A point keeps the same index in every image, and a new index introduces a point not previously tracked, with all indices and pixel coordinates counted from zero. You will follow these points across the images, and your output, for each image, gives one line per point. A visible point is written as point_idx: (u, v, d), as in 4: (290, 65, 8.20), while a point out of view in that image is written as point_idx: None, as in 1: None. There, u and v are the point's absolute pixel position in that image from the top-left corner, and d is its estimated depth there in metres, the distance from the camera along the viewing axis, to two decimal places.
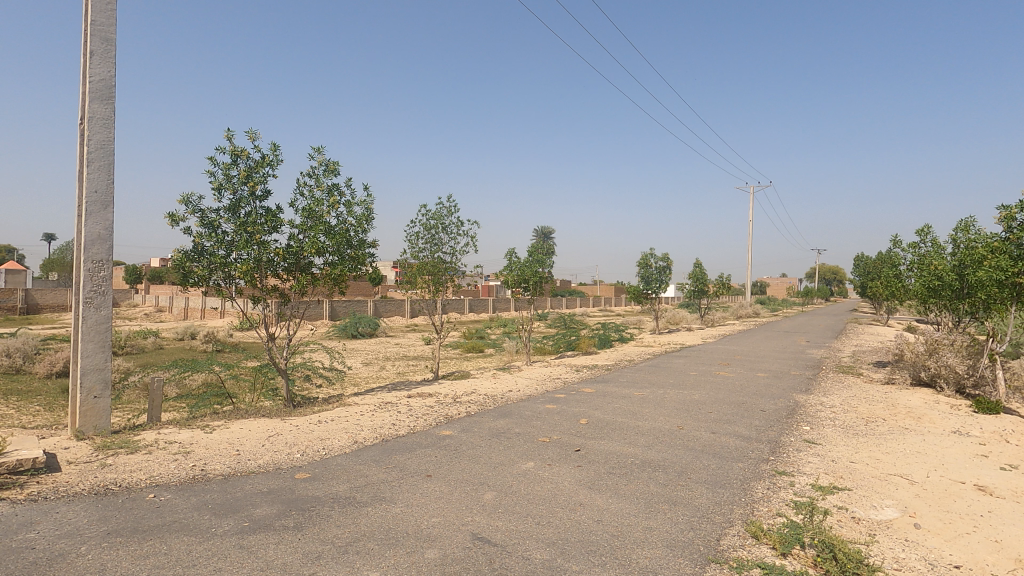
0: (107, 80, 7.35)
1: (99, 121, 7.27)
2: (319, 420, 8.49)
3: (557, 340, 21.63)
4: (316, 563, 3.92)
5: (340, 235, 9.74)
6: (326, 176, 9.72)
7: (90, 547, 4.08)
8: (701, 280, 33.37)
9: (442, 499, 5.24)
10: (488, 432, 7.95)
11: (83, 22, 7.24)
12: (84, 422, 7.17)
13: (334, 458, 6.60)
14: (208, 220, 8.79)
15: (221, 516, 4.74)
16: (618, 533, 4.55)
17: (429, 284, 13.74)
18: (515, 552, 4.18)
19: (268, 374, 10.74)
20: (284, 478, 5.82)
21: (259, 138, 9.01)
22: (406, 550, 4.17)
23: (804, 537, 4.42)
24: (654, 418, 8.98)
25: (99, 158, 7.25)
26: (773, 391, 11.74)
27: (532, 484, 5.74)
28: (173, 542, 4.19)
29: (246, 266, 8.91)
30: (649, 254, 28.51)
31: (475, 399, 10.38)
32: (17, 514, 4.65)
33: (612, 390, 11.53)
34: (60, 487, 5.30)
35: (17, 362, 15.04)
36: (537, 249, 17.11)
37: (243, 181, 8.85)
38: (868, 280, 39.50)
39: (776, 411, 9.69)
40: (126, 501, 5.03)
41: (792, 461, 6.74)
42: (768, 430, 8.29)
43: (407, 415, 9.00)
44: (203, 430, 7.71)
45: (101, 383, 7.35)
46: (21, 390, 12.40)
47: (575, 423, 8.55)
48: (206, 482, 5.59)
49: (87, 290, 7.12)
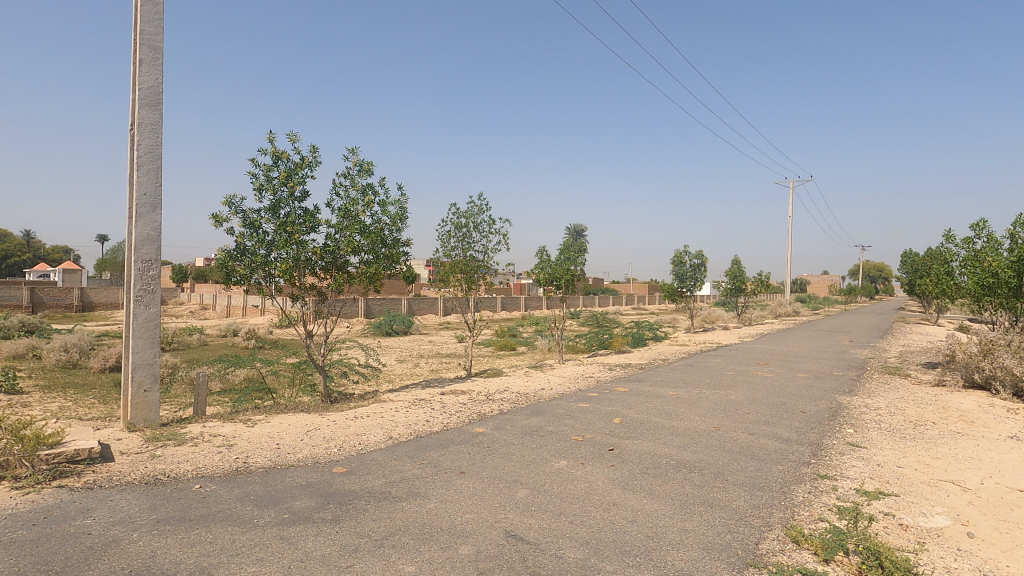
0: (155, 87, 7.66)
1: (147, 127, 7.58)
2: (355, 416, 8.68)
3: (590, 339, 21.51)
4: (354, 555, 4.01)
5: (374, 234, 9.93)
6: (361, 177, 9.93)
7: (140, 534, 4.27)
8: (739, 277, 32.40)
9: (476, 496, 5.28)
10: (521, 430, 7.96)
11: (134, 32, 7.58)
12: (135, 414, 7.54)
13: (369, 453, 6.74)
14: (250, 220, 9.08)
15: (263, 507, 4.89)
16: (652, 534, 4.51)
17: (462, 282, 13.78)
18: (548, 550, 4.18)
19: (307, 370, 11.06)
20: (322, 472, 5.96)
21: (299, 140, 9.28)
22: (441, 545, 4.22)
23: (847, 543, 4.28)
24: (688, 418, 8.82)
25: (148, 162, 7.57)
26: (815, 392, 11.37)
27: (565, 482, 5.74)
28: (217, 532, 4.34)
29: (286, 266, 9.18)
30: (684, 250, 28.16)
31: (509, 398, 10.38)
32: (75, 500, 4.92)
33: (646, 390, 11.37)
34: (113, 477, 5.56)
35: (74, 356, 15.88)
36: (569, 246, 16.91)
37: (283, 181, 9.10)
38: (918, 278, 37.60)
39: (817, 413, 9.37)
40: (175, 491, 5.26)
41: (835, 465, 6.52)
42: (809, 432, 8.02)
43: (440, 412, 9.08)
44: (245, 424, 7.97)
45: (150, 377, 7.67)
46: (77, 384, 13.05)
47: (608, 422, 8.51)
48: (248, 474, 5.79)
49: (137, 288, 7.44)
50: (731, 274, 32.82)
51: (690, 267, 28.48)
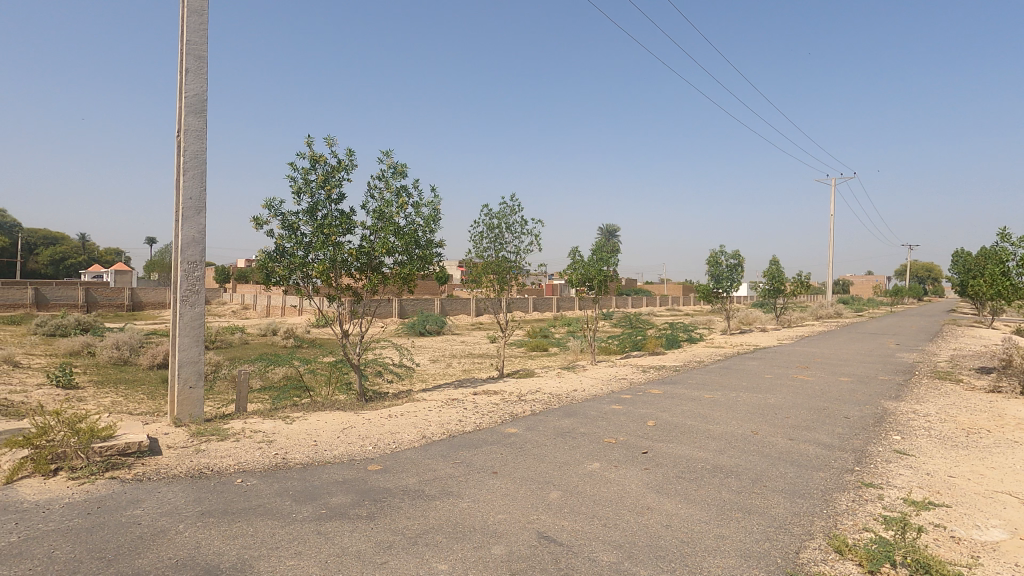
0: (200, 95, 7.95)
1: (193, 133, 7.87)
2: (390, 414, 8.81)
3: (623, 340, 21.28)
4: (389, 552, 4.07)
5: (408, 235, 10.06)
6: (395, 179, 10.08)
7: (186, 525, 4.44)
8: (778, 278, 31.50)
9: (509, 497, 5.28)
10: (554, 431, 7.94)
11: (181, 43, 7.89)
12: (181, 410, 7.83)
13: (403, 451, 6.84)
14: (289, 222, 9.33)
15: (302, 502, 5.01)
16: (687, 539, 4.42)
17: (495, 283, 13.83)
18: (581, 553, 4.15)
19: (343, 369, 11.29)
20: (358, 469, 6.07)
21: (336, 144, 9.48)
22: (474, 544, 4.25)
23: (895, 555, 4.11)
24: (725, 422, 8.62)
25: (193, 167, 7.86)
26: (859, 397, 10.96)
27: (598, 485, 5.69)
28: (258, 525, 4.47)
29: (323, 267, 9.39)
30: (720, 251, 27.56)
31: (541, 399, 10.36)
32: (126, 491, 5.15)
33: (681, 392, 11.17)
34: (160, 469, 5.79)
35: (125, 353, 16.65)
36: (602, 246, 16.76)
37: (321, 184, 9.31)
38: (972, 279, 35.81)
39: (861, 419, 9.02)
40: (218, 484, 5.45)
41: (881, 473, 6.27)
42: (853, 439, 7.74)
43: (473, 412, 9.13)
44: (284, 421, 8.19)
45: (195, 374, 7.97)
46: (128, 380, 13.67)
47: (642, 424, 8.40)
48: (287, 470, 5.95)
49: (184, 289, 7.74)
50: (769, 275, 31.95)
51: (726, 268, 27.85)
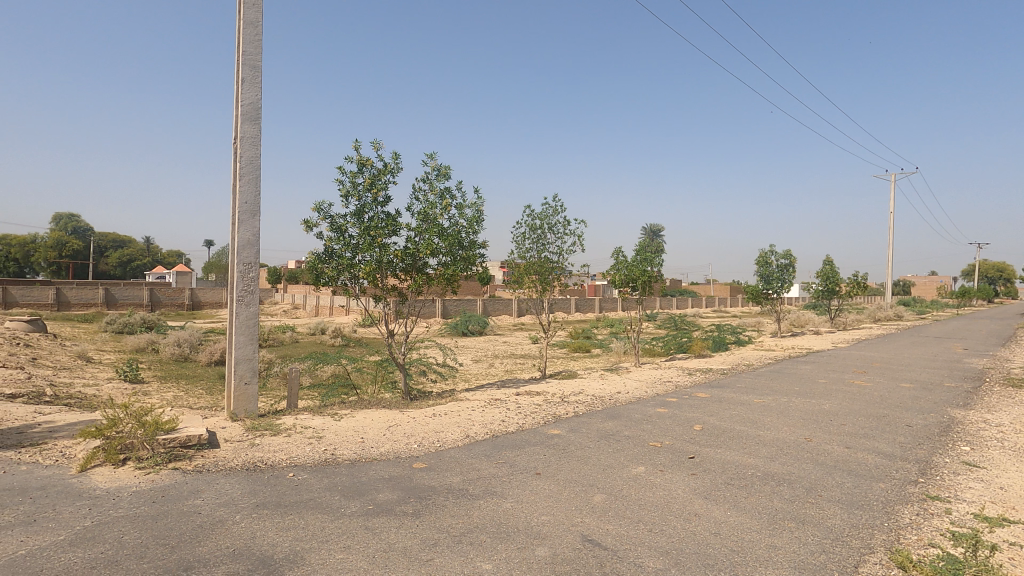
0: (254, 103, 8.28)
1: (248, 140, 8.21)
2: (434, 413, 8.94)
3: (667, 342, 20.88)
4: (434, 550, 4.12)
5: (452, 237, 10.17)
6: (439, 181, 10.21)
7: (242, 516, 4.63)
8: (833, 279, 30.19)
9: (552, 498, 5.26)
10: (597, 433, 7.87)
11: (237, 54, 8.24)
12: (237, 405, 8.17)
13: (447, 449, 6.92)
14: (337, 225, 9.59)
15: (350, 498, 5.14)
16: (737, 548, 4.29)
17: (537, 284, 13.81)
18: (626, 558, 4.09)
19: (388, 367, 11.53)
20: (403, 467, 6.18)
21: (382, 148, 9.68)
22: (518, 545, 4.25)
23: (965, 573, 3.86)
24: (777, 428, 8.32)
25: (249, 172, 8.19)
26: (922, 405, 10.35)
27: (643, 489, 5.59)
28: (308, 519, 4.61)
29: (370, 268, 9.61)
30: (770, 251, 26.65)
31: (583, 400, 10.28)
32: (187, 482, 5.42)
33: (729, 396, 10.85)
34: (218, 462, 6.07)
35: (185, 350, 17.53)
36: (645, 246, 16.48)
37: (367, 187, 9.53)
38: None
39: (925, 428, 8.53)
40: (271, 477, 5.66)
41: (948, 485, 5.90)
42: (916, 449, 7.32)
43: (516, 413, 9.15)
44: (333, 417, 8.43)
45: (250, 371, 8.30)
46: (188, 376, 14.40)
47: (688, 428, 8.21)
48: (336, 466, 6.12)
49: (240, 289, 8.08)
50: (823, 276, 30.66)
51: (776, 268, 26.90)
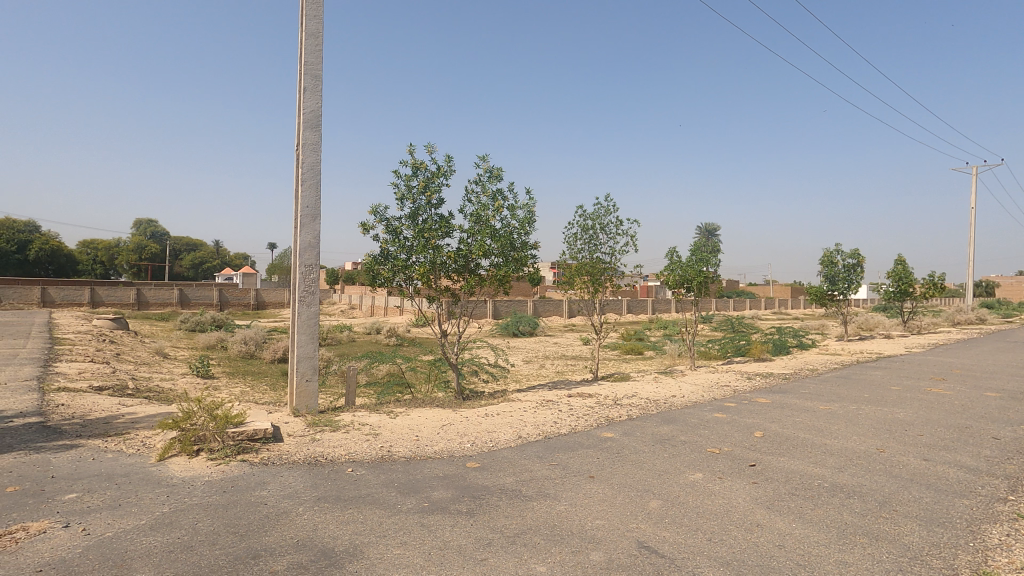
0: (315, 111, 8.61)
1: (310, 147, 8.54)
2: (486, 413, 9.01)
3: (724, 345, 20.20)
4: (488, 549, 4.14)
5: (504, 238, 10.23)
6: (491, 182, 10.30)
7: (305, 508, 4.81)
8: (907, 280, 28.32)
9: (606, 503, 5.18)
10: (652, 437, 7.70)
11: (300, 64, 8.60)
12: (299, 401, 8.52)
13: (500, 450, 6.95)
14: (392, 227, 9.84)
15: (406, 494, 5.25)
16: (803, 562, 4.09)
17: (589, 284, 13.69)
18: (684, 567, 3.97)
19: (441, 367, 11.73)
20: (457, 466, 6.25)
21: (435, 151, 9.87)
22: (572, 548, 4.20)
23: None
24: (845, 437, 7.87)
25: (310, 177, 8.53)
26: (1011, 416, 9.53)
27: (701, 496, 5.42)
28: (367, 513, 4.74)
29: (424, 269, 9.80)
30: (835, 250, 25.32)
31: (637, 403, 10.09)
32: (254, 473, 5.69)
33: (793, 402, 10.37)
34: (282, 455, 6.34)
35: (251, 348, 18.45)
36: (701, 246, 16.00)
37: (422, 190, 9.74)
38: None
39: (1015, 441, 7.84)
40: (331, 472, 5.85)
41: None
42: (1005, 463, 6.75)
43: (568, 414, 9.09)
44: (388, 415, 8.64)
45: (311, 368, 8.63)
46: (254, 372, 15.15)
47: (748, 435, 7.90)
48: (392, 462, 6.27)
49: (302, 289, 8.42)
50: (895, 276, 28.83)
51: (843, 269, 25.52)
